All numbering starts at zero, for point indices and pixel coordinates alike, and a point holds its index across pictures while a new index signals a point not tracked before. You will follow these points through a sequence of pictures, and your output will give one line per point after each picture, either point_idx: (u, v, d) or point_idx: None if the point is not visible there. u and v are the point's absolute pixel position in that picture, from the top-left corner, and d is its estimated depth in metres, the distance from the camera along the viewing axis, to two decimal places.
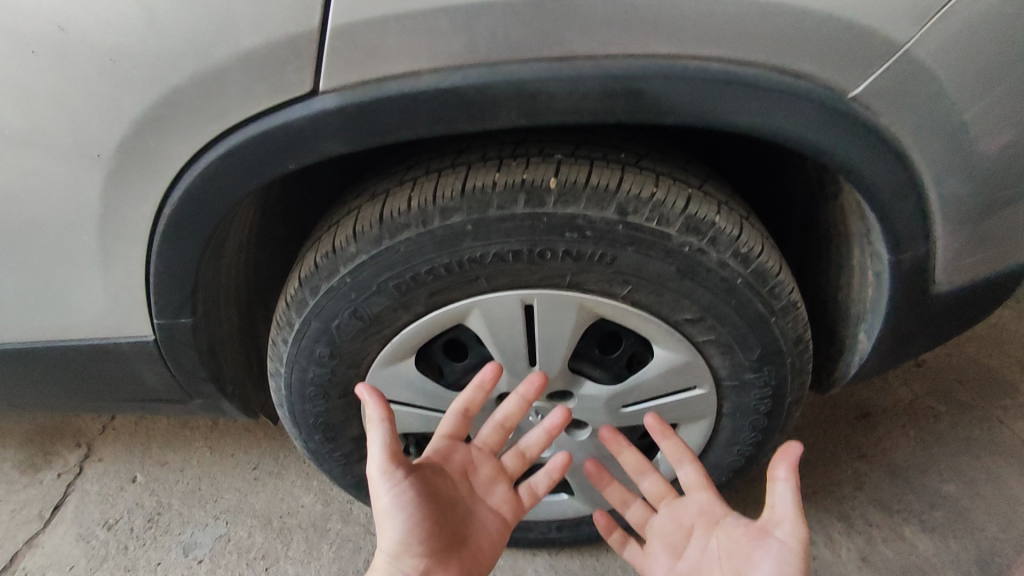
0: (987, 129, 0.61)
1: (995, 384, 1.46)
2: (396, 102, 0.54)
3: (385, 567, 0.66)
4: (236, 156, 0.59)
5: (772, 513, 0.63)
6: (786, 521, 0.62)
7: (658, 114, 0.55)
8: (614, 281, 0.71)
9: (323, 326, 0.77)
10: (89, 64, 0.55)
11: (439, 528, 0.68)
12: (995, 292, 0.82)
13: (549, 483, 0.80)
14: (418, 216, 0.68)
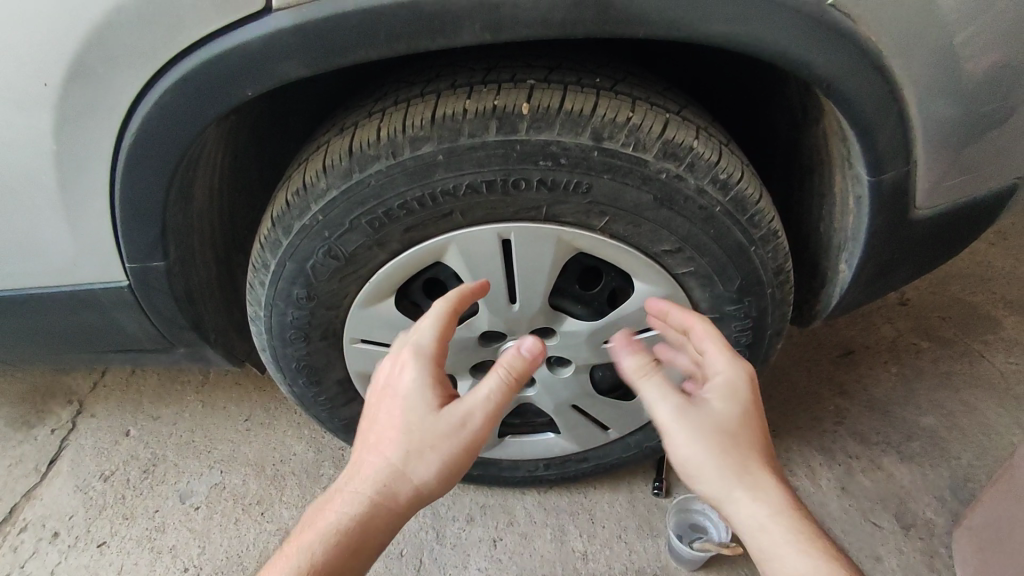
0: (971, 40, 0.59)
1: (977, 320, 1.48)
2: (353, 18, 0.52)
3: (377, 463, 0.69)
4: (191, 82, 0.57)
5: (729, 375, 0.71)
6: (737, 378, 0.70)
7: (629, 25, 0.53)
8: (591, 212, 0.70)
9: (298, 266, 0.76)
10: None
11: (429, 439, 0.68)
12: (977, 218, 0.81)
13: None
14: (387, 146, 0.66)
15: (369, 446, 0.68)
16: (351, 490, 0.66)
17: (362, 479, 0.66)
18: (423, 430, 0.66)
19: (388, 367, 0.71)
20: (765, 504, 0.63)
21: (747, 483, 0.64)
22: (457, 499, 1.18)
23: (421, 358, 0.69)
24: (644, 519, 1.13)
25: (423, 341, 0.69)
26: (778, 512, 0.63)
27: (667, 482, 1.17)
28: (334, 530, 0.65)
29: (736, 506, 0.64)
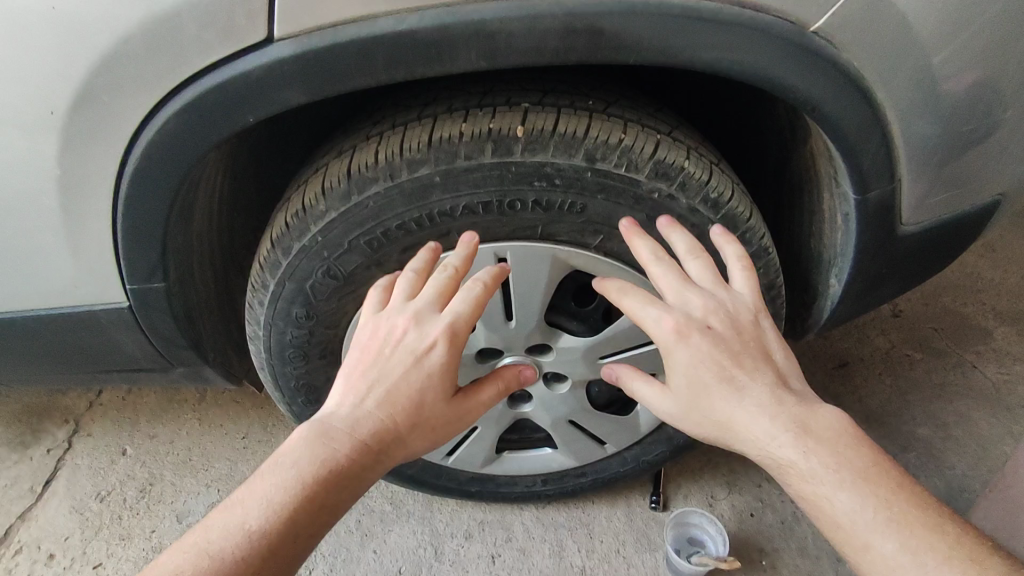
0: (950, 63, 0.61)
1: (970, 331, 1.49)
2: (352, 48, 0.54)
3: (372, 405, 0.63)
4: (194, 110, 0.58)
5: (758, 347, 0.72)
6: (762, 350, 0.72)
7: (620, 53, 0.54)
8: (585, 230, 0.72)
9: (297, 286, 0.77)
10: (39, 19, 0.55)
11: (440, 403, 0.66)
12: (963, 233, 0.83)
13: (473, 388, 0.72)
14: (385, 169, 0.67)
15: (376, 397, 0.63)
16: (352, 430, 0.61)
17: (365, 425, 0.62)
18: (436, 401, 0.66)
19: (413, 336, 0.65)
20: (801, 444, 0.60)
21: (786, 425, 0.60)
22: (455, 515, 1.18)
23: (456, 329, 0.65)
24: (643, 533, 1.13)
25: (465, 312, 0.65)
26: (813, 450, 0.59)
27: (664, 495, 1.18)
28: (329, 462, 0.59)
29: (772, 449, 0.61)
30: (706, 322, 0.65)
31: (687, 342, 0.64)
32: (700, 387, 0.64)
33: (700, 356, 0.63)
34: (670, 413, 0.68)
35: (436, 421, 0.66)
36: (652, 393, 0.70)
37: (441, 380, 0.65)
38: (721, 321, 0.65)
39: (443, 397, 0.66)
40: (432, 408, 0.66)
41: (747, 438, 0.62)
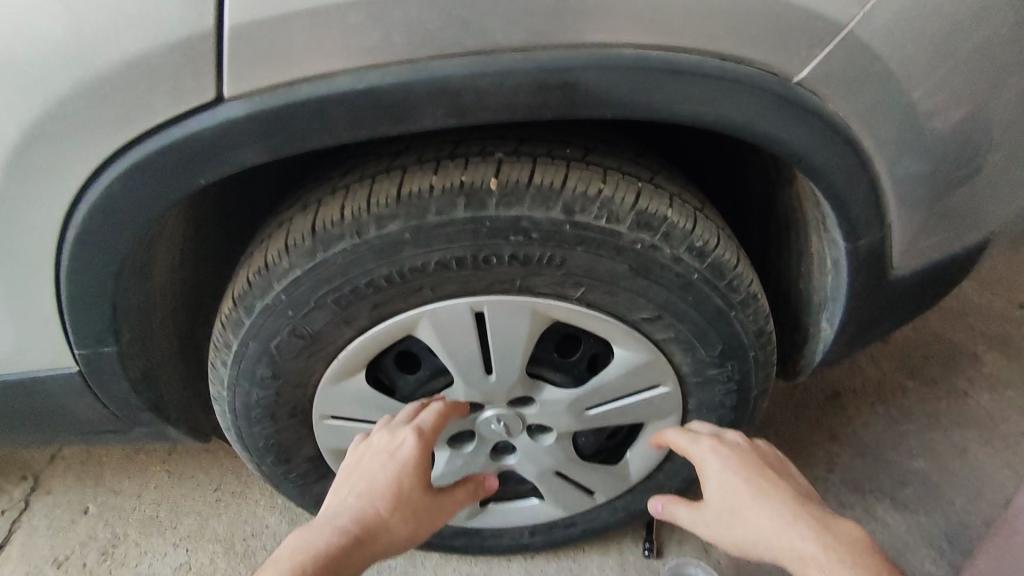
0: (938, 108, 0.59)
1: (962, 358, 1.47)
2: (309, 107, 0.50)
3: (355, 500, 0.70)
4: (140, 172, 0.54)
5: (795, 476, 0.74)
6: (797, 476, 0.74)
7: (595, 108, 0.51)
8: (565, 283, 0.68)
9: (262, 346, 0.72)
10: None
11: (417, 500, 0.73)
12: (954, 272, 0.81)
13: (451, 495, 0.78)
14: (352, 225, 0.64)
15: (357, 491, 0.71)
16: (331, 521, 0.68)
17: (344, 515, 0.69)
18: (413, 491, 0.72)
19: (386, 440, 0.74)
20: (822, 540, 0.61)
21: (808, 525, 0.63)
22: (440, 569, 1.12)
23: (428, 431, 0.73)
24: None
25: (434, 418, 0.74)
26: (834, 547, 0.60)
27: (658, 542, 1.13)
28: (311, 550, 0.64)
29: (795, 542, 0.61)
30: (737, 447, 0.73)
31: (721, 456, 0.71)
32: (731, 492, 0.68)
33: (732, 467, 0.70)
34: (709, 528, 0.69)
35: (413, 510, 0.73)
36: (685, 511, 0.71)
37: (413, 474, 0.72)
38: (748, 447, 0.73)
39: (417, 488, 0.73)
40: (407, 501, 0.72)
41: (774, 538, 0.63)
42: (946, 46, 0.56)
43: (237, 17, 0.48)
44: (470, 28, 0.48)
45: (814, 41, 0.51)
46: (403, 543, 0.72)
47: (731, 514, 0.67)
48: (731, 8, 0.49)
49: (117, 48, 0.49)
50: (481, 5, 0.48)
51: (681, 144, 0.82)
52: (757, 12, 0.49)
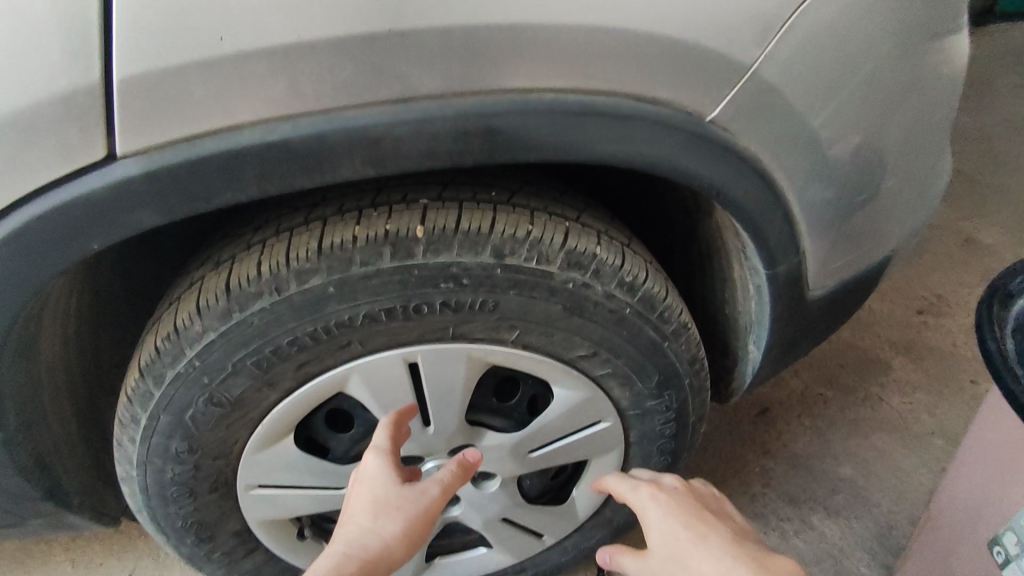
0: (834, 141, 0.63)
1: (874, 364, 1.57)
2: (214, 162, 0.47)
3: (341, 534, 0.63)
4: (21, 241, 0.49)
5: (733, 513, 0.74)
6: (736, 513, 0.75)
7: (517, 153, 0.51)
8: (500, 326, 0.67)
9: (175, 418, 0.66)
10: None
11: (402, 498, 0.64)
12: (862, 289, 0.86)
13: (441, 487, 0.66)
14: (270, 282, 0.60)
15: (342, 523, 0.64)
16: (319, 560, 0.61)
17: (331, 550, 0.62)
18: (392, 491, 0.64)
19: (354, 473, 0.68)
20: None
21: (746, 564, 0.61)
22: None
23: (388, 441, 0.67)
24: None
25: (389, 426, 0.67)
26: None
27: None
28: None
29: None
30: (674, 490, 0.74)
31: (660, 499, 0.72)
32: (668, 534, 0.68)
33: (670, 508, 0.70)
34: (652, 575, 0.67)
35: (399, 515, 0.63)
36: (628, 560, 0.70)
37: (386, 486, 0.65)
38: (683, 489, 0.74)
39: (395, 488, 0.64)
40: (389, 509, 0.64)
41: None
42: (839, 83, 0.59)
43: (128, 71, 0.44)
44: (384, 77, 0.47)
45: (723, 83, 0.53)
46: (402, 548, 0.63)
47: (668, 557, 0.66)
48: (643, 53, 0.50)
49: None
50: (393, 54, 0.46)
51: (606, 184, 0.84)
52: (669, 55, 0.50)
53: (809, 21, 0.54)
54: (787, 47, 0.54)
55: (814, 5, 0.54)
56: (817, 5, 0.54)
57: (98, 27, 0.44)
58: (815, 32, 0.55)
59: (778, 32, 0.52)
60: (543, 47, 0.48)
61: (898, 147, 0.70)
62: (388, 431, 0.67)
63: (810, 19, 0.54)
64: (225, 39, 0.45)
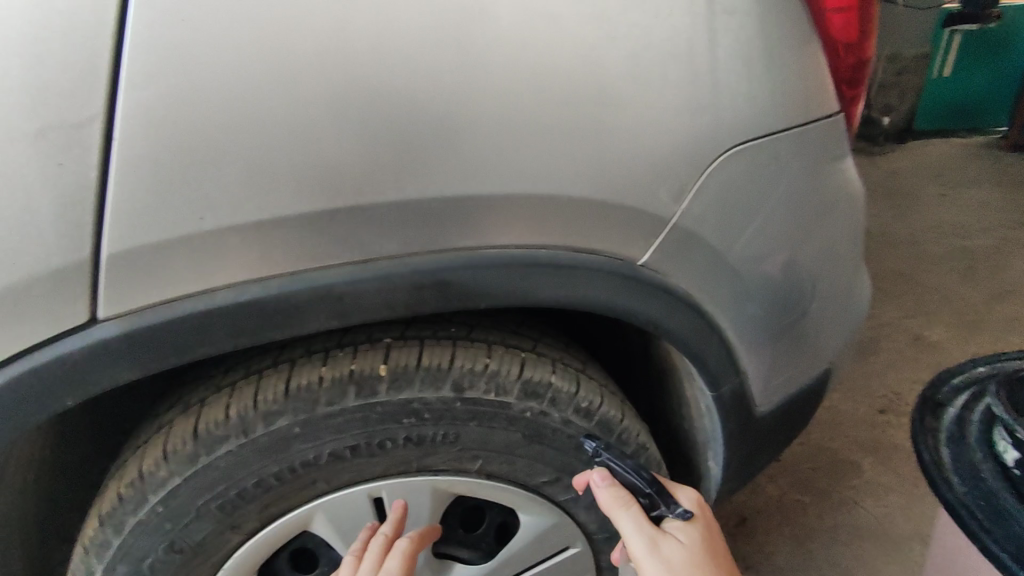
0: (758, 273, 0.70)
1: (842, 466, 1.48)
2: (189, 321, 0.52)
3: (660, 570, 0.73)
4: (3, 397, 0.52)
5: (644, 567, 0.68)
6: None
7: (471, 299, 0.58)
8: (463, 457, 0.70)
9: (133, 568, 0.66)
10: None
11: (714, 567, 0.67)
12: (811, 401, 0.90)
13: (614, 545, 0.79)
14: (238, 425, 0.62)
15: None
16: None
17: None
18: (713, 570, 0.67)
19: None
20: None
21: None
22: None
23: (407, 550, 0.68)
24: None
25: (410, 539, 0.69)
26: None
27: None
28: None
29: None
30: (686, 532, 0.68)
31: (683, 536, 0.68)
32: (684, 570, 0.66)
33: (687, 558, 0.66)
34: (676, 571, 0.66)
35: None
36: (632, 532, 0.68)
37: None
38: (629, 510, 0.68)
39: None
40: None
41: None
42: (756, 226, 0.67)
43: (116, 246, 0.49)
44: (347, 243, 0.53)
45: (646, 234, 0.61)
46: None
47: (690, 562, 0.66)
48: (574, 211, 0.58)
49: None
50: (357, 223, 0.53)
51: (565, 322, 0.86)
52: (597, 217, 0.59)
53: (722, 178, 0.63)
54: (700, 200, 0.62)
55: (723, 162, 0.62)
56: (727, 161, 0.63)
57: (89, 201, 0.48)
58: (726, 185, 0.63)
59: (691, 188, 0.61)
60: (488, 208, 0.56)
61: (821, 269, 0.77)
62: (385, 537, 0.68)
63: (723, 178, 0.63)
64: (205, 218, 0.50)
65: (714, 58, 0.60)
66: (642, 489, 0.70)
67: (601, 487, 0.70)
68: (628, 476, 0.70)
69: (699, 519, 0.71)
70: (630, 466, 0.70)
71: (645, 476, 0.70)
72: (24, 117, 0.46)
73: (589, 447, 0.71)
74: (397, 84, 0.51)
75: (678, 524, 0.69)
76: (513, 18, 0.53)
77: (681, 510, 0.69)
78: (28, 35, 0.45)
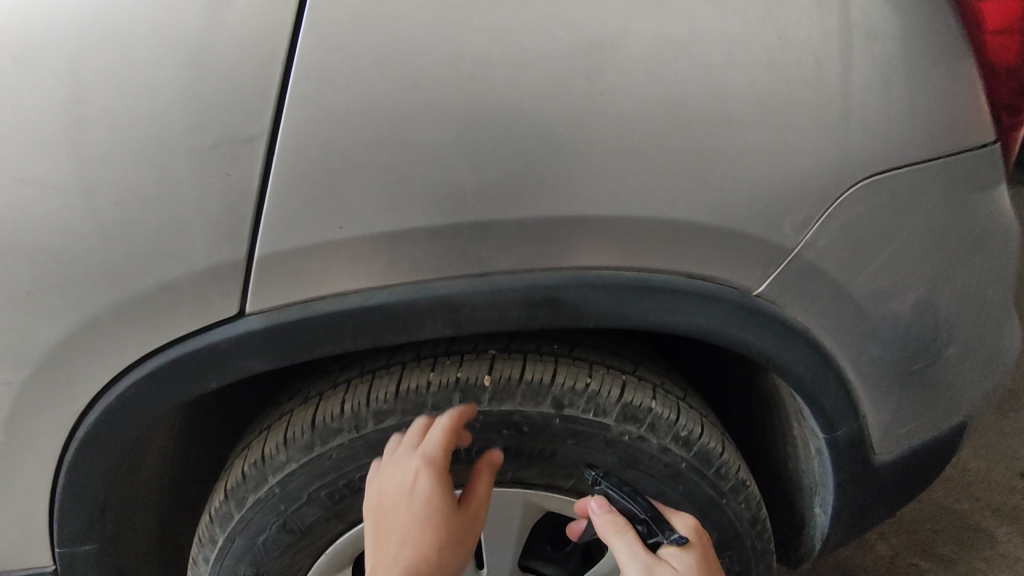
0: (887, 312, 0.66)
1: (970, 532, 1.32)
2: (321, 320, 0.57)
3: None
4: (161, 375, 0.59)
5: None
6: None
7: (579, 316, 0.59)
8: (557, 474, 0.70)
9: (248, 542, 0.72)
10: (22, 285, 0.56)
11: None
12: (940, 456, 0.82)
13: None
14: (351, 420, 0.66)
15: None
16: None
17: None
18: None
19: None
20: None
21: None
22: None
23: (434, 457, 0.61)
24: None
25: (440, 430, 0.61)
26: None
27: None
28: None
29: None
30: (682, 558, 0.65)
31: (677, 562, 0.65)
32: None
33: None
34: None
35: (391, 544, 0.62)
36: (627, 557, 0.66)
37: (429, 504, 0.63)
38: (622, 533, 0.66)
39: None
40: (391, 458, 0.63)
41: None
42: (888, 262, 0.63)
43: (265, 249, 0.55)
44: (467, 256, 0.56)
45: (766, 265, 0.60)
46: None
47: None
48: (691, 237, 0.58)
49: (153, 273, 0.55)
50: (478, 238, 0.56)
51: (667, 346, 0.84)
52: (713, 244, 0.58)
53: (853, 210, 0.60)
54: (827, 233, 0.60)
55: (857, 192, 0.59)
56: (860, 192, 0.59)
57: (247, 208, 0.54)
58: (858, 217, 0.60)
59: (817, 219, 0.59)
60: (603, 230, 0.57)
61: (962, 313, 0.70)
62: (425, 421, 0.64)
63: (854, 209, 0.60)
64: (343, 228, 0.55)
65: (855, 86, 0.57)
66: (637, 516, 0.68)
67: (597, 513, 0.67)
68: (626, 502, 0.68)
69: (698, 546, 0.67)
70: (627, 491, 0.69)
71: (641, 501, 0.68)
72: (203, 132, 0.52)
73: (589, 473, 0.69)
74: (526, 109, 0.53)
75: (673, 550, 0.65)
76: (645, 46, 0.54)
77: (677, 535, 0.66)
78: (212, 61, 0.52)
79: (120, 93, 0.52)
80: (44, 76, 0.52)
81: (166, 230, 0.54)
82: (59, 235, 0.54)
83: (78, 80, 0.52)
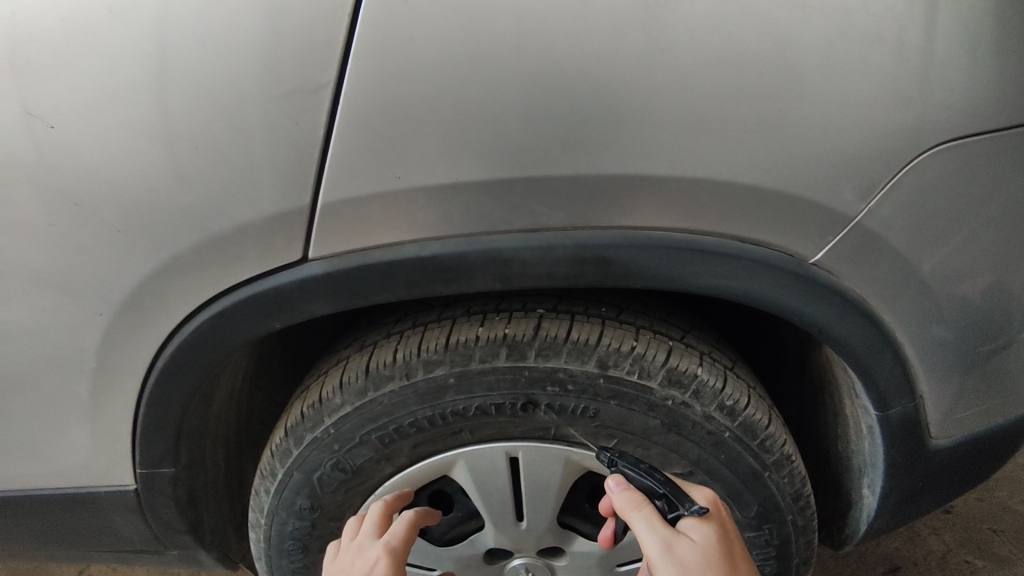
0: (955, 288, 0.63)
1: None
2: (378, 267, 0.60)
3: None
4: (231, 314, 0.64)
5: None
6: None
7: (626, 277, 0.60)
8: (598, 434, 0.72)
9: (304, 478, 0.76)
10: (109, 224, 0.60)
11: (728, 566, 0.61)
12: (1005, 446, 0.78)
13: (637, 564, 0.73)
14: (402, 367, 0.69)
15: None
16: None
17: None
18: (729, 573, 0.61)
19: None
20: None
21: None
22: None
23: (396, 546, 0.68)
24: None
25: (402, 523, 0.70)
26: None
27: None
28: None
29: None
30: (702, 530, 0.63)
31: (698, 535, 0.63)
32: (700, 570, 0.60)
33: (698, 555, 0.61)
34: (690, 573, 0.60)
35: None
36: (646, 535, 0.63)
37: None
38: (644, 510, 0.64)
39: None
40: (351, 548, 0.69)
41: None
42: (960, 234, 0.60)
43: (327, 198, 0.58)
44: (519, 211, 0.58)
45: (824, 230, 0.58)
46: None
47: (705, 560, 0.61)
48: (746, 200, 0.57)
49: (225, 217, 0.59)
50: (529, 194, 0.57)
51: (716, 317, 0.84)
52: (770, 207, 0.57)
53: (924, 178, 0.57)
54: (894, 200, 0.57)
55: (930, 158, 0.56)
56: (934, 158, 0.56)
57: (313, 155, 0.57)
58: (929, 185, 0.57)
59: (883, 187, 0.56)
60: (657, 190, 0.57)
61: None
62: (381, 508, 0.72)
63: (925, 177, 0.57)
64: (401, 177, 0.56)
65: (936, 46, 0.54)
66: (656, 491, 0.66)
67: (616, 491, 0.66)
68: (643, 479, 0.66)
69: (717, 517, 0.65)
70: (645, 469, 0.67)
71: (659, 476, 0.66)
72: (274, 80, 0.55)
73: (603, 457, 0.69)
74: (584, 65, 0.53)
75: (693, 521, 0.63)
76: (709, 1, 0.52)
77: (697, 507, 0.64)
78: (286, 14, 0.54)
79: (202, 44, 0.55)
80: (131, 25, 0.55)
81: (236, 175, 0.58)
82: (142, 178, 0.58)
83: (165, 30, 0.55)
